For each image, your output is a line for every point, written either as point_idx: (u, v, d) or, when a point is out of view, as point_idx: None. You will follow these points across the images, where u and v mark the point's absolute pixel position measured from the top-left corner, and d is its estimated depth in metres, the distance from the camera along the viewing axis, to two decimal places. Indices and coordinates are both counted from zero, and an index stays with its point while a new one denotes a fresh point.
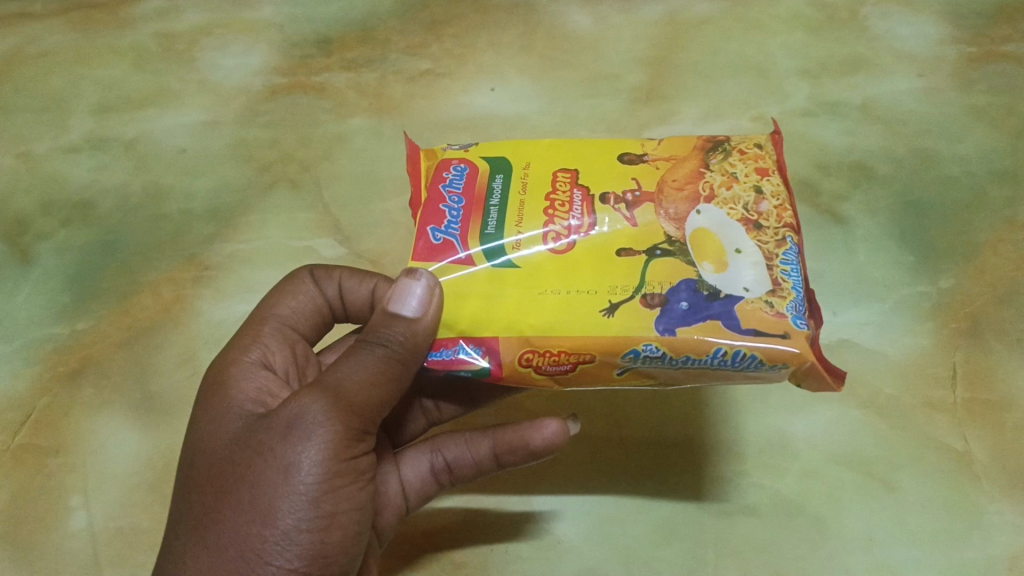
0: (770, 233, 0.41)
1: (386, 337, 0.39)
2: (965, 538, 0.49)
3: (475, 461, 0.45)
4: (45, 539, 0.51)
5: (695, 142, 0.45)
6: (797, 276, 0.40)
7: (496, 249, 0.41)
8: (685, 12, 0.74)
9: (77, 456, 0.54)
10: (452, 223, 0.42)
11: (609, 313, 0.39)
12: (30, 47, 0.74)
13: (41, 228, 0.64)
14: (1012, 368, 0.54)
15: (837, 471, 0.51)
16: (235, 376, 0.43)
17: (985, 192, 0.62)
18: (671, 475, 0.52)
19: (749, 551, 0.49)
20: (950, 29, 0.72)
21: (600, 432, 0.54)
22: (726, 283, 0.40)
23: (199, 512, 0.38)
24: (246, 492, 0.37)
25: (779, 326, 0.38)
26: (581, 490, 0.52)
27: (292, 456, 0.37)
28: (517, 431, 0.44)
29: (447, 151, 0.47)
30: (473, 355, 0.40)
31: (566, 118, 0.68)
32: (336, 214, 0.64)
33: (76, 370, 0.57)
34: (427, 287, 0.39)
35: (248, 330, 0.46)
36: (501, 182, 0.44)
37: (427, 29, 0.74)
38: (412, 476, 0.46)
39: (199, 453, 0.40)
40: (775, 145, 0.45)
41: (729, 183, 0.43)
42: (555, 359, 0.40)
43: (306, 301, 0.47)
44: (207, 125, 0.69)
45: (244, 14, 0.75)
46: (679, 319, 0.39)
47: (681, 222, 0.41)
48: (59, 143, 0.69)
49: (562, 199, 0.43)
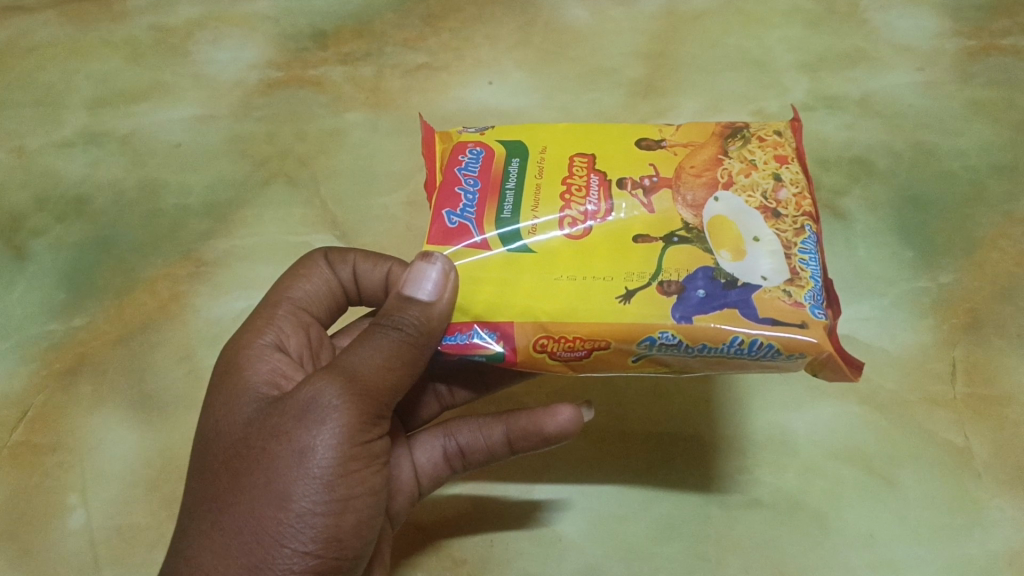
0: (789, 221, 0.41)
1: (402, 321, 0.38)
2: (965, 534, 0.49)
3: (488, 446, 0.45)
4: (43, 539, 0.51)
5: (714, 128, 0.45)
6: (816, 266, 0.40)
7: (512, 234, 0.41)
8: (684, 5, 0.74)
9: (74, 455, 0.54)
10: (468, 207, 0.42)
11: (625, 300, 0.39)
12: (22, 40, 0.73)
13: (35, 223, 0.64)
14: (1013, 362, 0.54)
15: (838, 467, 0.52)
16: (249, 358, 0.42)
17: (985, 186, 0.62)
18: (675, 470, 0.52)
19: (752, 547, 0.49)
20: (950, 22, 0.71)
21: (603, 424, 0.54)
22: (744, 272, 0.39)
23: (212, 493, 0.38)
24: (262, 475, 0.37)
25: (798, 315, 0.38)
26: (587, 478, 0.52)
27: (307, 439, 0.37)
28: (530, 417, 0.44)
29: (461, 134, 0.46)
30: (487, 340, 0.39)
31: (565, 112, 0.68)
32: (334, 210, 0.63)
33: (73, 368, 0.57)
34: (442, 271, 0.38)
35: (262, 312, 0.45)
36: (517, 165, 0.44)
37: (424, 23, 0.73)
38: (424, 460, 0.46)
39: (212, 435, 0.40)
40: (795, 132, 0.45)
41: (747, 170, 0.42)
42: (571, 345, 0.39)
43: (320, 284, 0.47)
44: (203, 119, 0.68)
45: (239, 7, 0.74)
46: (695, 306, 0.39)
47: (699, 209, 0.41)
48: (53, 137, 0.68)
49: (578, 183, 0.43)
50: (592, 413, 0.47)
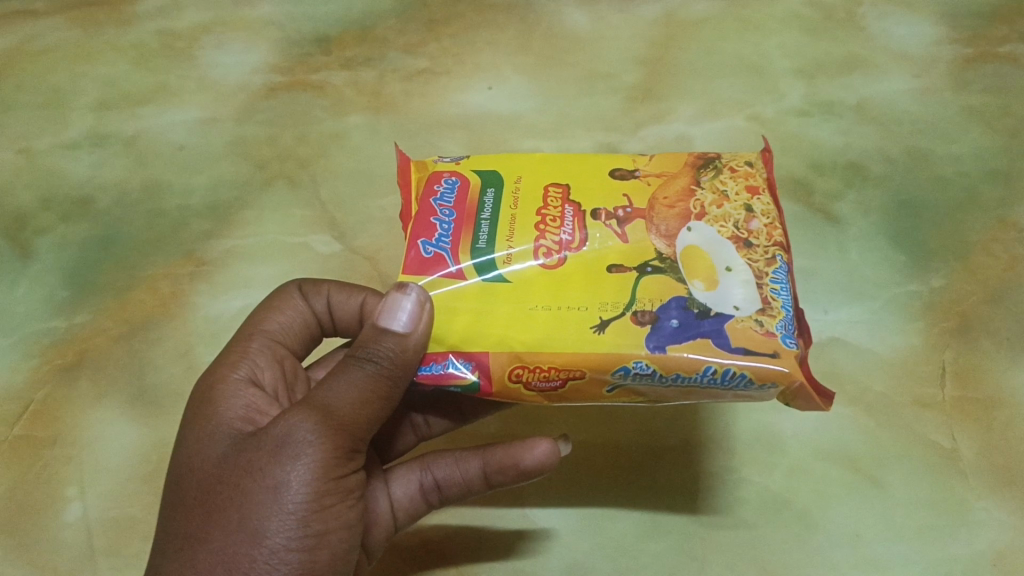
0: (760, 252, 0.42)
1: (376, 353, 0.39)
2: (951, 534, 0.49)
3: (464, 480, 0.45)
4: (41, 531, 0.52)
5: (687, 158, 0.46)
6: (787, 296, 0.41)
7: (487, 264, 0.42)
8: (683, 11, 0.74)
9: (73, 448, 0.55)
10: (443, 237, 0.43)
11: (600, 330, 0.40)
12: (32, 44, 0.75)
13: (42, 222, 0.65)
14: (1002, 365, 0.55)
15: (824, 468, 0.52)
16: (223, 394, 0.43)
17: (979, 191, 0.63)
18: (663, 489, 0.52)
19: (735, 546, 0.50)
20: (947, 29, 0.72)
21: (586, 444, 0.54)
22: (716, 301, 0.40)
23: (187, 530, 0.38)
24: (236, 512, 0.38)
25: (769, 345, 0.39)
26: (570, 499, 0.52)
27: (281, 475, 0.38)
28: (508, 451, 0.44)
29: (437, 163, 0.47)
30: (463, 370, 0.40)
31: (563, 116, 0.69)
32: (331, 211, 0.64)
33: (74, 364, 0.58)
34: (417, 301, 0.39)
35: (237, 345, 0.46)
36: (492, 195, 0.45)
37: (426, 28, 0.74)
38: (401, 494, 0.46)
39: (186, 472, 0.40)
40: (767, 162, 0.46)
41: (719, 201, 0.43)
42: (545, 375, 0.40)
43: (295, 316, 0.48)
44: (206, 122, 0.70)
45: (244, 13, 0.76)
46: (669, 336, 0.39)
47: (672, 239, 0.42)
48: (59, 139, 0.70)
49: (553, 214, 0.44)
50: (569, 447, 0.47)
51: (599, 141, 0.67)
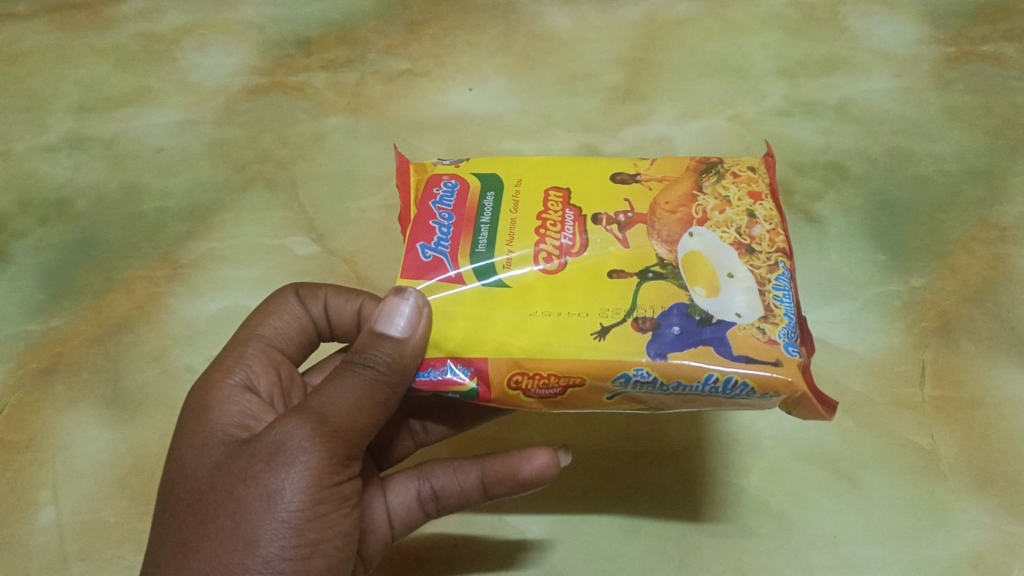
0: (762, 258, 0.41)
1: (373, 359, 0.39)
2: (930, 535, 0.49)
3: (462, 490, 0.44)
4: (12, 536, 0.52)
5: (689, 163, 0.45)
6: (790, 303, 0.40)
7: (487, 268, 0.41)
8: (664, 12, 0.74)
9: (46, 453, 0.54)
10: (442, 240, 0.42)
11: (600, 336, 0.39)
12: (12, 47, 0.75)
13: (19, 225, 0.65)
14: (982, 365, 0.55)
15: (800, 467, 0.52)
16: (218, 399, 0.42)
17: (960, 191, 0.63)
18: (656, 493, 0.51)
19: (713, 550, 0.49)
20: (929, 28, 0.72)
21: (578, 450, 0.53)
22: (719, 308, 0.39)
23: (178, 538, 0.37)
24: (229, 519, 0.36)
25: (772, 353, 0.38)
26: (555, 506, 0.52)
27: (275, 482, 0.37)
28: (506, 461, 0.43)
29: (437, 167, 0.47)
30: (461, 376, 0.39)
31: (543, 116, 0.69)
32: (310, 212, 0.64)
33: (48, 368, 0.58)
34: (415, 305, 0.39)
35: (232, 350, 0.45)
36: (492, 199, 0.44)
37: (407, 30, 0.74)
38: (398, 503, 0.45)
39: (179, 478, 0.39)
40: (768, 167, 0.46)
41: (721, 207, 0.43)
42: (545, 382, 0.39)
43: (291, 321, 0.47)
44: (186, 124, 0.69)
45: (225, 15, 0.76)
46: (670, 344, 0.38)
47: (673, 244, 0.41)
48: (38, 142, 0.69)
49: (553, 218, 0.43)
50: (569, 457, 0.46)
51: (578, 142, 0.67)
